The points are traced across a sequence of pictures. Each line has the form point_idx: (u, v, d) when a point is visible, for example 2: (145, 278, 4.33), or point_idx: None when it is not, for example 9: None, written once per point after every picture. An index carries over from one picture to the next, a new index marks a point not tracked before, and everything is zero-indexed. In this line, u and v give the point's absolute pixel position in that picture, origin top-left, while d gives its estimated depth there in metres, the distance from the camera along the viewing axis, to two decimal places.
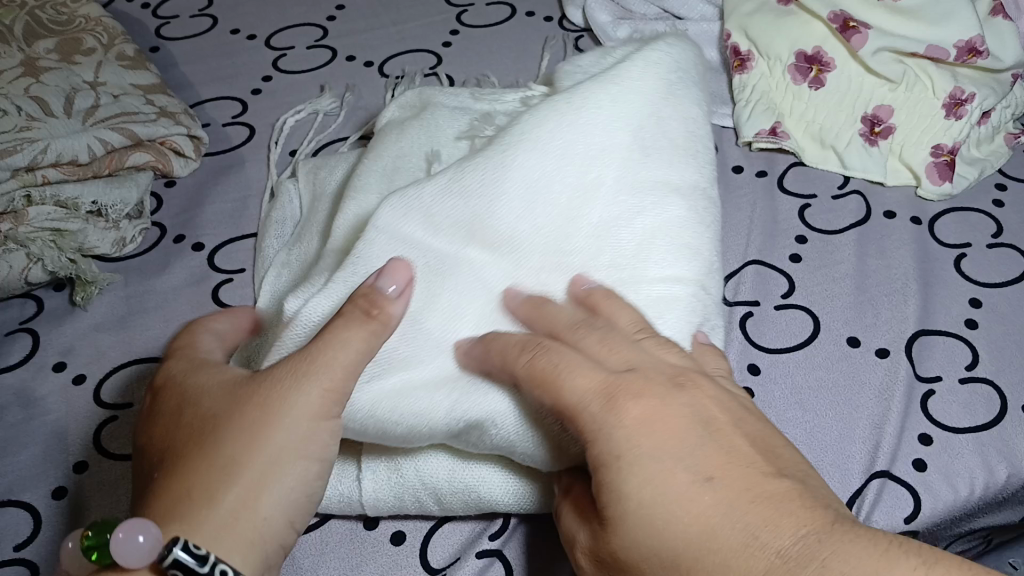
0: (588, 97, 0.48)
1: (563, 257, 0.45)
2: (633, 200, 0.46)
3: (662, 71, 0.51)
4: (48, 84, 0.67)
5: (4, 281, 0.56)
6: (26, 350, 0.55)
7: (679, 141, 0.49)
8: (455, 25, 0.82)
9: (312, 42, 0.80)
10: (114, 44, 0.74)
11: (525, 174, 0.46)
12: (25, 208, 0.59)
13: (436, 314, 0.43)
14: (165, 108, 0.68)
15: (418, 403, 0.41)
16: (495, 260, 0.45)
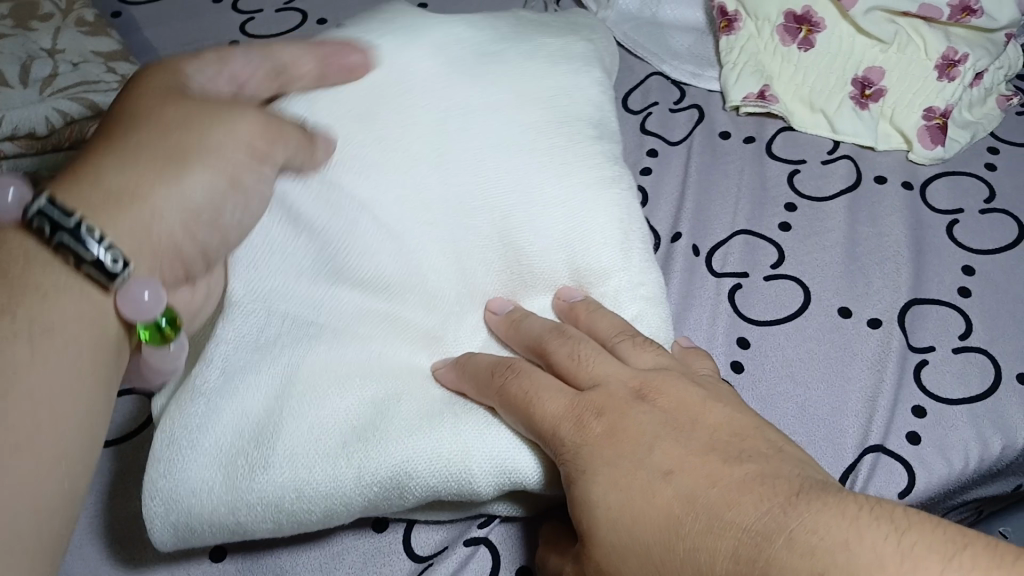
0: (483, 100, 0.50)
1: (524, 269, 0.48)
2: (579, 199, 0.48)
3: (546, 81, 0.53)
4: (2, 53, 0.64)
5: None
6: None
7: (591, 123, 0.52)
8: None
9: (282, 4, 0.76)
10: (73, 9, 0.71)
11: (430, 186, 0.47)
12: None
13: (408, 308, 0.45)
14: (126, 76, 0.64)
15: (401, 424, 0.41)
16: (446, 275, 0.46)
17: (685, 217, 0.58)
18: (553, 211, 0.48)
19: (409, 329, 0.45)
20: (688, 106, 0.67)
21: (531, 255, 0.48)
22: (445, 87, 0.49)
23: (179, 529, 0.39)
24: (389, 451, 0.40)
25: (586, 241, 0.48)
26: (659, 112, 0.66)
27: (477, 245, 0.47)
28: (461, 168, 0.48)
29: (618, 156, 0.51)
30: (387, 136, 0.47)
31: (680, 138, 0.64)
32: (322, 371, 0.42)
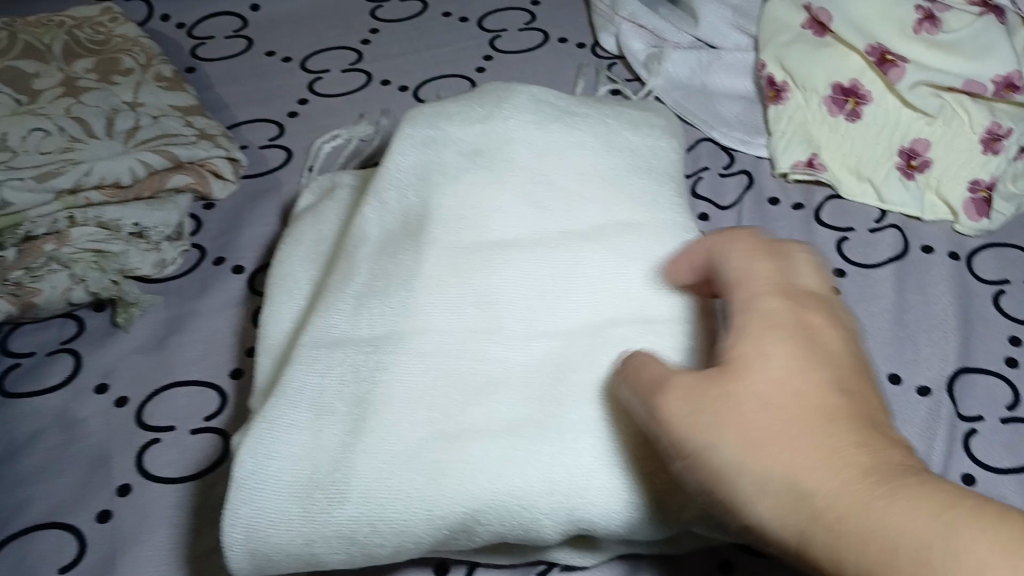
0: (570, 140, 0.55)
1: (592, 285, 0.48)
2: (651, 234, 0.51)
3: (626, 142, 0.57)
4: (88, 105, 0.68)
5: (48, 301, 0.57)
6: (68, 372, 0.57)
7: (658, 177, 0.56)
8: (489, 50, 0.82)
9: (346, 66, 0.81)
10: (151, 65, 0.76)
11: (507, 207, 0.51)
12: (68, 228, 0.59)
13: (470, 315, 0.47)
14: (204, 130, 0.68)
15: (463, 457, 0.42)
16: (520, 283, 0.48)
17: None
18: (624, 238, 0.50)
19: (477, 336, 0.46)
20: (738, 171, 0.69)
21: (602, 276, 0.48)
22: (530, 131, 0.54)
23: (257, 553, 0.42)
24: (458, 479, 0.41)
25: (654, 266, 0.49)
26: (710, 176, 0.69)
27: (550, 258, 0.49)
28: (539, 195, 0.52)
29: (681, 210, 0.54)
30: (475, 164, 0.53)
31: (730, 202, 0.66)
32: (401, 397, 0.44)
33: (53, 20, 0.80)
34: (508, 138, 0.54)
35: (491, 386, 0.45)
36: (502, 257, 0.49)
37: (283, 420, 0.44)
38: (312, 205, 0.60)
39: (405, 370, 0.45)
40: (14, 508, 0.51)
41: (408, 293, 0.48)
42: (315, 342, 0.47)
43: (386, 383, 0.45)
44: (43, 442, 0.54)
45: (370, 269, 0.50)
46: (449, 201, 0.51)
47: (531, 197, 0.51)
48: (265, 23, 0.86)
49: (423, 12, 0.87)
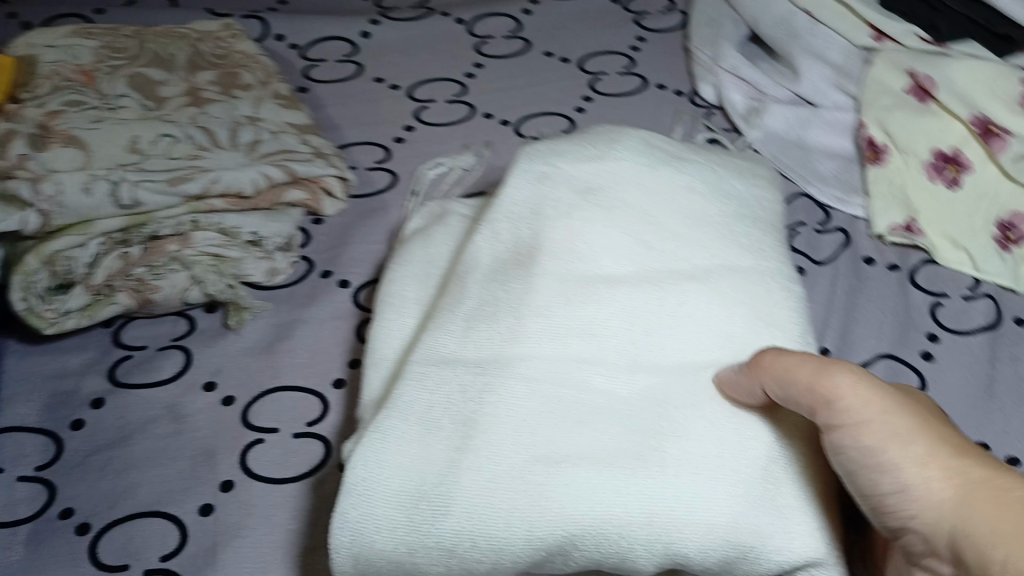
0: (678, 186, 0.56)
1: (695, 327, 0.49)
2: (753, 284, 0.52)
3: (727, 190, 0.58)
4: (212, 116, 0.70)
5: (166, 298, 0.60)
6: (177, 367, 0.60)
7: (758, 228, 0.57)
8: (589, 91, 0.84)
9: (451, 97, 0.84)
10: (270, 83, 0.78)
11: (617, 239, 0.52)
12: (192, 231, 0.62)
13: (575, 338, 0.47)
14: (320, 148, 0.72)
15: (567, 480, 0.43)
16: (629, 315, 0.48)
17: (827, 337, 0.61)
18: (729, 285, 0.51)
19: (581, 362, 0.46)
20: (834, 229, 0.70)
21: (705, 318, 0.49)
22: (641, 174, 0.55)
23: (358, 558, 0.44)
24: (559, 504, 0.42)
25: (756, 317, 0.50)
26: (806, 231, 0.70)
27: (657, 292, 0.50)
28: (649, 235, 0.52)
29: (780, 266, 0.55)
30: (587, 201, 0.53)
31: (825, 258, 0.67)
32: (507, 417, 0.45)
33: (179, 32, 0.82)
34: (619, 177, 0.55)
35: (594, 413, 0.45)
36: (610, 287, 0.49)
37: (394, 431, 0.46)
38: (422, 229, 0.62)
39: (510, 391, 0.45)
40: (120, 494, 0.54)
41: (513, 320, 0.48)
42: (421, 363, 0.48)
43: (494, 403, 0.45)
44: (151, 433, 0.57)
45: (475, 295, 0.51)
46: (560, 232, 0.52)
47: (641, 236, 0.52)
48: (376, 50, 0.90)
49: (527, 50, 0.90)
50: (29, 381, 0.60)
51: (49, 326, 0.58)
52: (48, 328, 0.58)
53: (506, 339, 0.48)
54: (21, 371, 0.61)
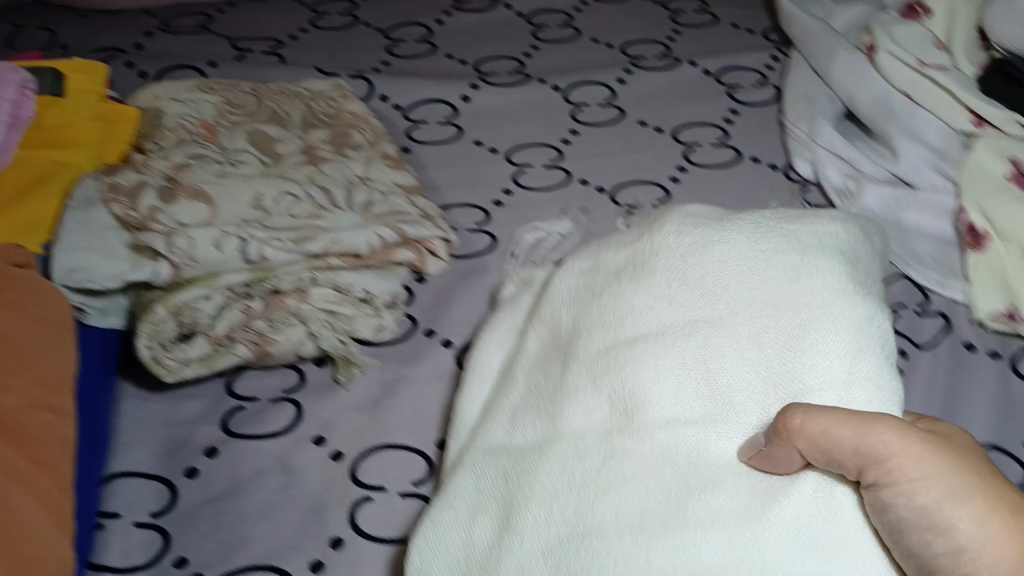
0: (717, 233, 0.53)
1: (720, 378, 0.46)
2: (798, 315, 0.48)
3: (777, 221, 0.54)
4: (328, 176, 0.73)
5: (283, 351, 0.63)
6: (288, 420, 0.63)
7: (811, 248, 0.52)
8: (683, 161, 0.86)
9: (548, 162, 0.86)
10: (378, 144, 0.81)
11: (647, 307, 0.51)
12: (309, 287, 0.65)
13: (592, 420, 0.48)
14: (425, 209, 0.74)
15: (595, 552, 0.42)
16: (649, 381, 0.47)
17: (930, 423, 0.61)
18: (771, 326, 0.48)
19: (605, 437, 0.47)
20: (933, 313, 0.70)
21: (735, 366, 0.47)
22: (674, 235, 0.54)
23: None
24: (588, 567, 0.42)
25: (801, 350, 0.46)
26: (905, 314, 0.70)
27: (683, 353, 0.48)
28: (679, 294, 0.50)
29: (845, 285, 0.49)
30: (619, 278, 0.54)
31: (925, 341, 0.67)
32: (547, 486, 0.46)
33: (293, 91, 0.85)
34: (653, 248, 0.54)
35: (623, 475, 0.45)
36: (631, 356, 0.48)
37: (445, 521, 0.48)
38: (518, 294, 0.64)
39: (546, 471, 0.47)
40: (234, 542, 0.55)
41: (552, 406, 0.50)
42: (475, 454, 0.51)
43: (528, 485, 0.47)
44: (263, 484, 0.59)
45: (522, 387, 0.53)
46: (593, 317, 0.52)
47: (668, 298, 0.51)
48: (475, 114, 0.93)
49: (622, 118, 0.92)
50: (147, 426, 0.63)
51: (168, 373, 0.61)
52: (167, 375, 0.61)
53: (546, 422, 0.49)
54: (139, 415, 0.64)
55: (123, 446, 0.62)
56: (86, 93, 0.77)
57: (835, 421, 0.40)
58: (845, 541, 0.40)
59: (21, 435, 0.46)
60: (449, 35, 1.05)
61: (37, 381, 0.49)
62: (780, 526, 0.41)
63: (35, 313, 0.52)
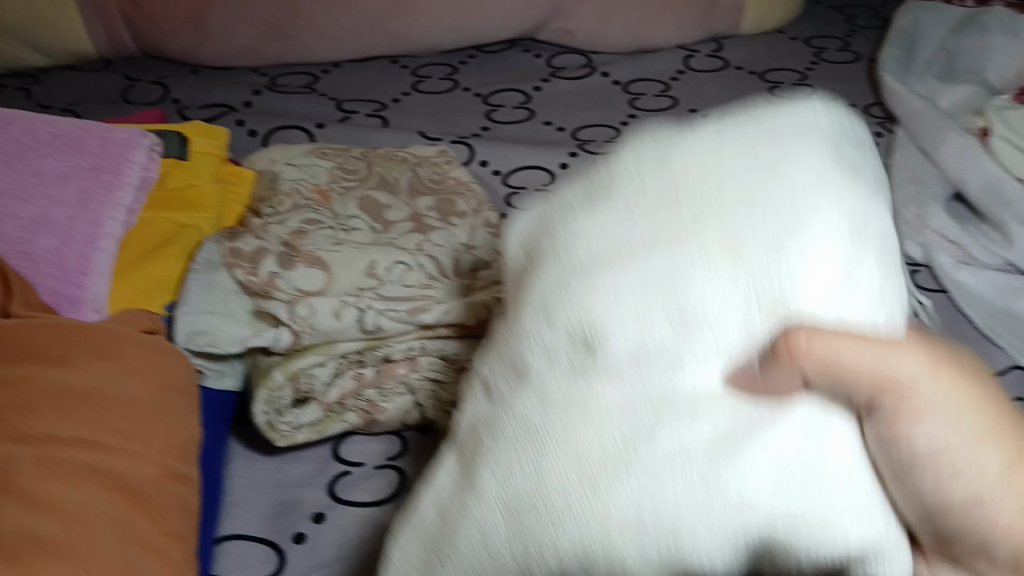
0: (700, 126, 0.39)
1: (677, 280, 0.33)
2: (776, 190, 0.35)
3: (766, 102, 0.41)
4: (437, 244, 0.75)
5: (390, 419, 0.65)
6: (392, 486, 0.64)
7: (826, 125, 0.38)
8: None
9: None
10: (482, 211, 0.81)
11: (588, 214, 0.37)
12: (418, 356, 0.65)
13: (517, 379, 0.36)
14: None
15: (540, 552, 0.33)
16: (594, 306, 0.35)
17: None
18: (749, 210, 0.34)
19: (542, 391, 0.35)
20: None
21: (693, 272, 0.33)
22: (630, 137, 0.41)
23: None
24: (533, 534, 0.33)
25: (784, 234, 0.33)
26: None
27: (634, 263, 0.35)
28: (638, 203, 0.36)
29: (832, 175, 0.35)
30: (575, 184, 0.40)
31: None
32: (487, 444, 0.36)
33: (401, 156, 0.88)
34: (593, 167, 0.40)
35: (562, 407, 0.34)
36: (574, 282, 0.36)
37: (404, 550, 0.39)
38: None
39: (485, 458, 0.36)
40: None
41: (493, 369, 0.38)
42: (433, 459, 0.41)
43: (473, 484, 0.36)
44: (365, 555, 0.59)
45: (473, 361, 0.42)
46: (523, 248, 0.41)
47: (606, 201, 0.37)
48: None
49: None
50: (257, 487, 0.65)
51: (280, 438, 0.63)
52: (279, 439, 0.63)
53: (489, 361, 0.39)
54: (249, 475, 0.65)
55: (233, 506, 0.63)
56: (209, 156, 0.80)
57: (857, 350, 0.30)
58: (857, 478, 0.30)
59: (157, 506, 0.48)
60: (548, 102, 1.07)
61: (171, 450, 0.51)
62: (761, 462, 0.30)
63: (164, 379, 0.54)
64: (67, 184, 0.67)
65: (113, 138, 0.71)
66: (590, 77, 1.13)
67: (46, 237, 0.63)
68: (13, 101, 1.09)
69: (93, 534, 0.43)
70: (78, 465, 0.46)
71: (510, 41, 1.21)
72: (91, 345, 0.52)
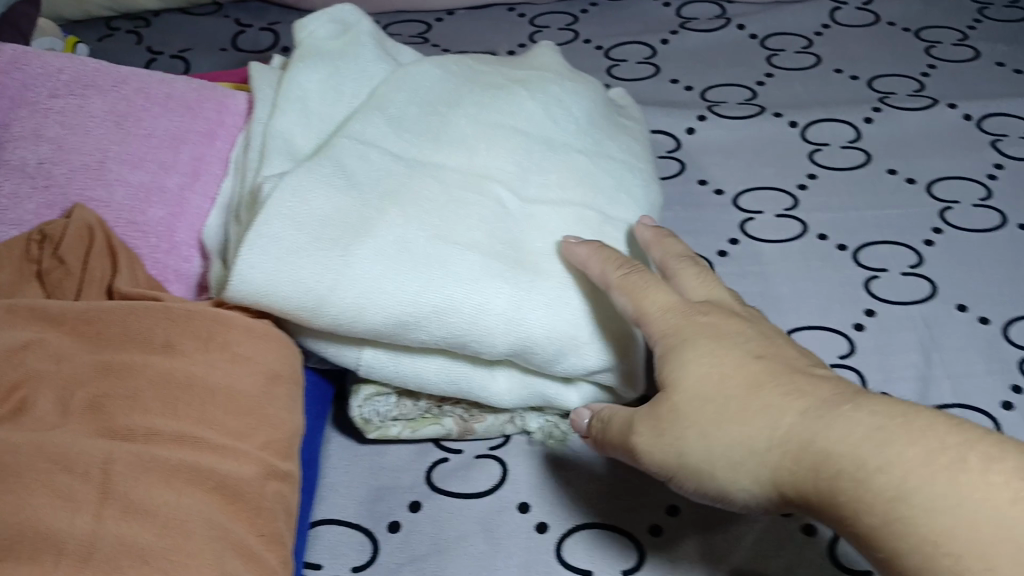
0: (450, 146, 0.65)
1: (420, 266, 0.56)
2: (506, 218, 0.62)
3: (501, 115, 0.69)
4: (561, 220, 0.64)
5: (486, 430, 0.63)
6: (493, 479, 0.61)
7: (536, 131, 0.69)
8: (938, 221, 0.77)
9: (781, 210, 0.80)
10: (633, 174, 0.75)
11: (373, 264, 0.56)
12: (525, 377, 0.60)
13: (361, 284, 0.55)
14: None
15: (422, 364, 0.58)
16: (404, 270, 0.56)
17: None
18: (449, 218, 0.60)
19: (390, 293, 0.55)
20: None
21: (424, 278, 0.56)
22: (379, 216, 0.58)
23: (255, 299, 0.55)
24: (411, 369, 0.58)
25: (449, 255, 0.58)
26: None
27: (379, 250, 0.56)
28: (403, 238, 0.57)
29: (537, 156, 0.67)
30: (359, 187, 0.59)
31: None
32: (343, 291, 0.55)
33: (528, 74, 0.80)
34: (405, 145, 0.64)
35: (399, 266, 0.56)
36: (402, 233, 0.57)
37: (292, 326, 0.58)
38: None
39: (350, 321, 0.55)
40: None
41: (329, 280, 0.55)
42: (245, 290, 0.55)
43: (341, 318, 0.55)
44: (467, 547, 0.57)
45: (281, 217, 0.56)
46: (317, 205, 0.57)
47: (393, 247, 0.57)
48: (701, 147, 0.87)
49: (866, 164, 0.84)
50: (353, 468, 0.62)
51: (373, 431, 0.62)
52: (372, 432, 0.62)
53: (293, 200, 0.57)
54: (346, 457, 0.63)
55: (330, 488, 0.61)
56: None
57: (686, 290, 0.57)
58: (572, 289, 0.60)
59: (259, 510, 0.47)
60: (675, 56, 1.02)
61: (273, 446, 0.50)
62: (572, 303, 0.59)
63: (274, 368, 0.53)
64: (180, 149, 0.67)
65: (230, 106, 0.72)
66: (724, 29, 1.06)
67: (158, 207, 0.64)
68: (125, 46, 1.08)
69: (186, 534, 0.43)
70: (173, 461, 0.46)
71: None
72: (199, 331, 0.52)
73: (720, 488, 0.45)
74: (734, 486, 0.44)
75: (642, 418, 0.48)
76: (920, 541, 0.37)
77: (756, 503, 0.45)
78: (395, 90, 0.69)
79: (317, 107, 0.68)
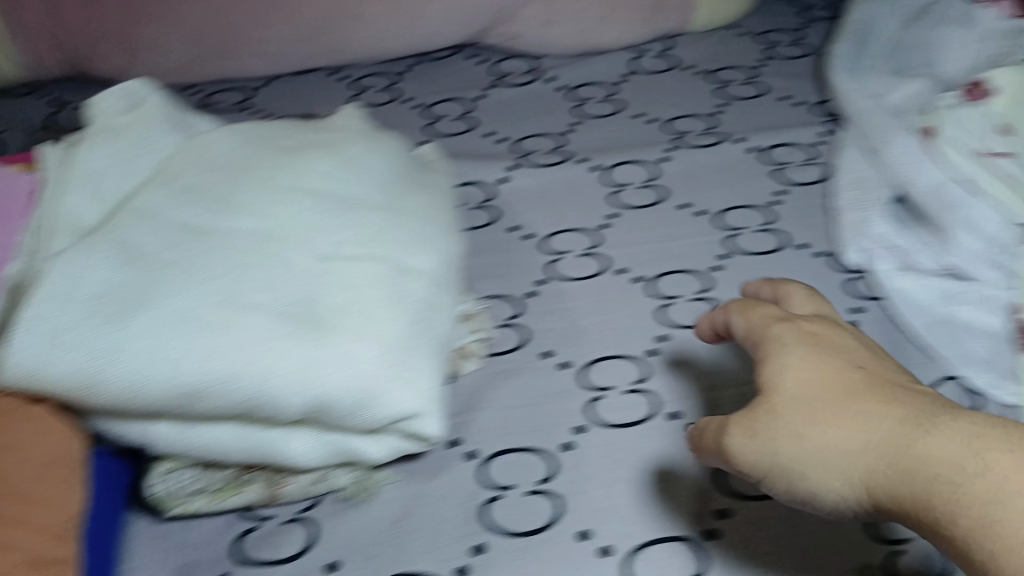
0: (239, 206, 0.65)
1: (201, 331, 0.56)
2: (307, 275, 0.62)
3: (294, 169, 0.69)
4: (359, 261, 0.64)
5: (293, 493, 0.62)
6: (302, 542, 0.61)
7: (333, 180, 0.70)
8: (727, 248, 0.83)
9: (586, 249, 0.84)
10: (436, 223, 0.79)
11: (149, 335, 0.55)
12: (324, 434, 0.60)
13: (136, 356, 0.55)
14: (464, 310, 0.75)
15: (215, 434, 0.59)
16: (184, 337, 0.56)
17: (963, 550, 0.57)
18: (238, 279, 0.60)
19: (169, 363, 0.55)
20: None
21: (209, 342, 0.56)
22: (162, 287, 0.58)
23: (31, 380, 0.54)
24: (203, 439, 0.58)
25: (237, 316, 0.58)
26: None
27: (159, 320, 0.56)
28: (185, 305, 0.57)
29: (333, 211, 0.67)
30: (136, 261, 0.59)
31: None
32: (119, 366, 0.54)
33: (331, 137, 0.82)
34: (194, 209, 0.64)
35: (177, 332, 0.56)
36: (183, 301, 0.57)
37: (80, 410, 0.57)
38: (533, 428, 0.68)
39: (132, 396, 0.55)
40: None
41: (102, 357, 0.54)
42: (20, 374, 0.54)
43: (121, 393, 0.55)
44: None
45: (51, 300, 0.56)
46: (91, 282, 0.57)
47: (175, 315, 0.57)
48: (510, 195, 0.91)
49: (660, 202, 0.89)
50: (158, 546, 0.61)
51: (176, 507, 0.61)
52: (175, 508, 0.61)
53: (66, 279, 0.57)
54: (151, 535, 0.62)
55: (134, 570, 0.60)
56: None
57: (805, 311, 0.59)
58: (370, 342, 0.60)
59: None
60: (489, 110, 1.06)
61: (49, 531, 0.50)
62: (366, 357, 0.59)
63: (51, 454, 0.53)
64: None
65: None
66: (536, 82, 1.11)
67: None
68: None
69: None
70: None
71: (455, 46, 1.19)
72: None
73: (811, 489, 0.47)
74: (824, 486, 0.47)
75: (737, 421, 0.51)
76: (1004, 538, 0.39)
77: (844, 506, 0.46)
78: (186, 160, 0.69)
79: (104, 185, 0.68)
